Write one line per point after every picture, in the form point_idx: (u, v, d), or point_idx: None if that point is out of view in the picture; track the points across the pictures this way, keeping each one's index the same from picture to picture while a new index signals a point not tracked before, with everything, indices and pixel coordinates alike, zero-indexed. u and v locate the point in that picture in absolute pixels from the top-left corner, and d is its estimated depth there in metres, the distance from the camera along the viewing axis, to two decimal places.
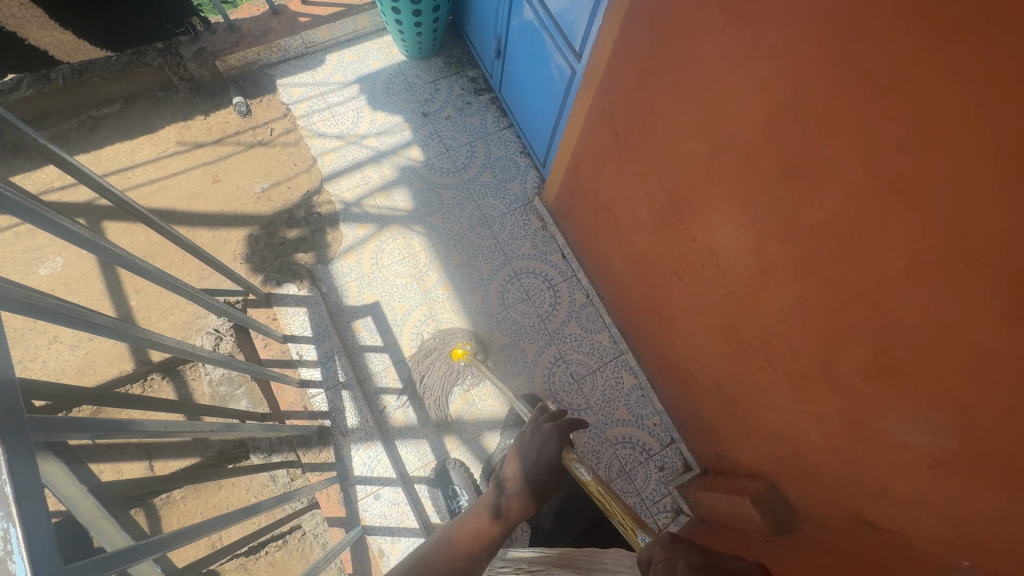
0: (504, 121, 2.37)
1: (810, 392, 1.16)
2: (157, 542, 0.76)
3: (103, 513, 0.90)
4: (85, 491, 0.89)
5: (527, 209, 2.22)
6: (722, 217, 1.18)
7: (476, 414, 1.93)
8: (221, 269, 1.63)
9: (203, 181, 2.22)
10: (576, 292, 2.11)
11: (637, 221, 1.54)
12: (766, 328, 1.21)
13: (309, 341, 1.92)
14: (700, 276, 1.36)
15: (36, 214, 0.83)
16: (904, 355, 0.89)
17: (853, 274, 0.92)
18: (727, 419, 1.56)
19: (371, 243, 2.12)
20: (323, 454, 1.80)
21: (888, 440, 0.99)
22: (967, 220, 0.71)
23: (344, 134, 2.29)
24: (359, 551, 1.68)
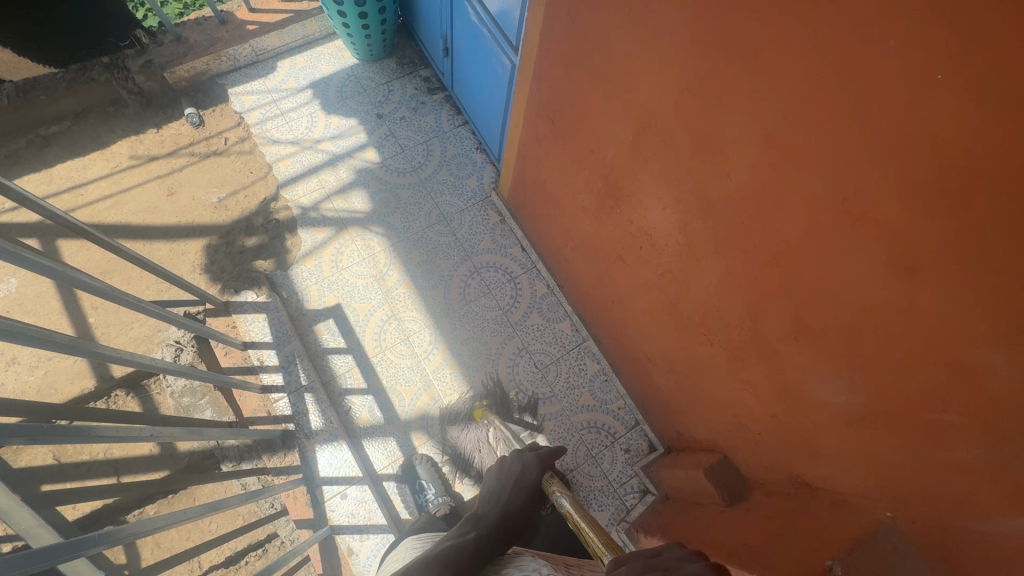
0: (459, 118, 2.39)
1: (744, 361, 1.20)
2: (82, 537, 0.81)
3: (41, 521, 0.90)
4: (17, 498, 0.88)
5: (485, 204, 2.24)
6: (651, 198, 1.22)
7: (443, 409, 1.94)
8: (173, 282, 1.66)
9: (158, 194, 2.21)
10: (536, 283, 2.14)
11: (581, 207, 1.57)
12: (700, 303, 1.24)
13: (270, 346, 1.94)
14: (640, 257, 1.39)
15: None
16: (816, 317, 0.93)
17: (763, 242, 0.96)
18: (681, 397, 1.59)
19: (330, 247, 2.12)
20: (288, 457, 1.81)
21: (815, 401, 1.03)
22: (851, 182, 0.74)
23: (299, 139, 2.29)
24: (327, 550, 1.69)
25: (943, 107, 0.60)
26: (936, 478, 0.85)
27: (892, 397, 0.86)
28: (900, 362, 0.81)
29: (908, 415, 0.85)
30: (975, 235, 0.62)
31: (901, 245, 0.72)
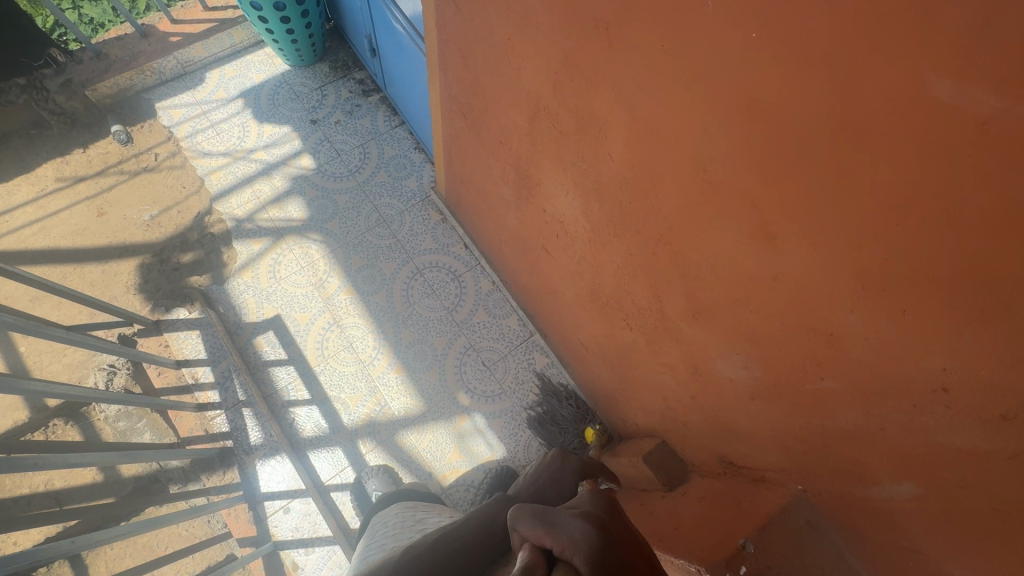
0: (395, 119, 2.36)
1: (659, 344, 1.18)
2: None
3: None
4: None
5: (425, 204, 2.21)
6: (556, 184, 1.20)
7: (389, 414, 1.91)
8: (99, 305, 1.66)
9: (88, 216, 2.15)
10: (481, 280, 2.11)
11: (504, 199, 1.55)
12: (615, 287, 1.22)
13: (204, 363, 1.89)
14: (559, 245, 1.38)
15: None
16: (704, 293, 0.92)
17: (650, 222, 0.95)
18: (618, 384, 1.58)
19: (267, 257, 2.08)
20: (228, 475, 1.77)
21: (720, 377, 1.03)
22: (705, 153, 0.73)
23: (231, 150, 2.24)
24: (272, 567, 1.66)
25: (765, 70, 0.59)
26: (830, 447, 0.84)
27: (781, 369, 0.84)
28: (778, 333, 0.80)
29: (795, 386, 0.84)
30: (812, 201, 0.62)
31: (757, 214, 0.70)
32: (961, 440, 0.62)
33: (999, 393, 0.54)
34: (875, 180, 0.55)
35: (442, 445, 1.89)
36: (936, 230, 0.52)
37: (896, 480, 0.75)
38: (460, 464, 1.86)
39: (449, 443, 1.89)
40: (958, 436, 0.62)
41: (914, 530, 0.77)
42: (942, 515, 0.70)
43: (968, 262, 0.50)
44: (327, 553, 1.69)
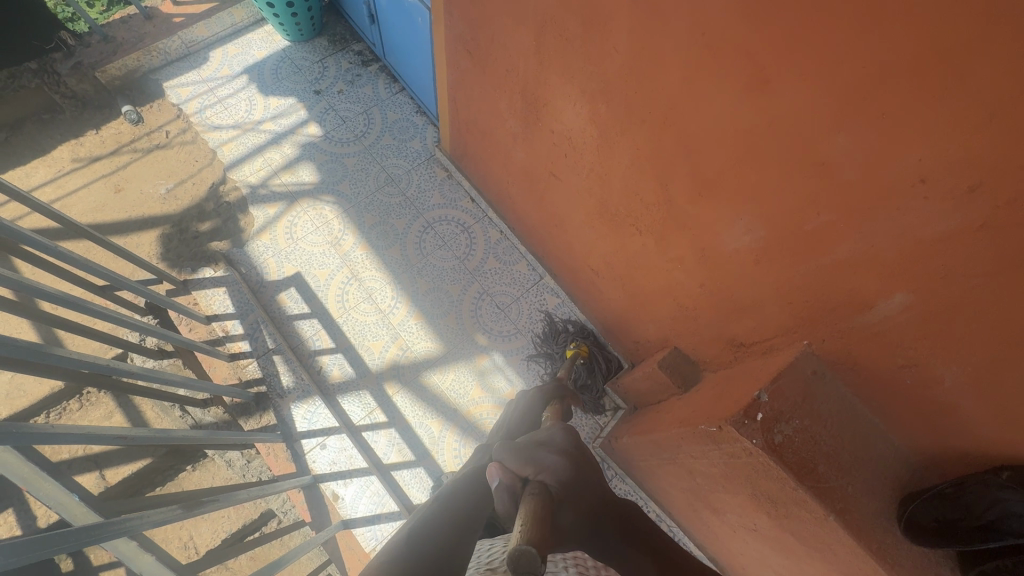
0: (396, 86, 2.45)
1: (668, 238, 1.28)
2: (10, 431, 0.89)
3: (43, 475, 0.98)
4: (42, 471, 0.99)
5: (430, 162, 2.30)
6: (563, 100, 1.30)
7: (412, 357, 2.00)
8: (139, 261, 1.73)
9: (106, 192, 2.22)
10: (489, 230, 2.20)
11: (511, 134, 1.65)
12: (623, 192, 1.33)
13: (233, 317, 1.97)
14: (568, 166, 1.48)
15: None
16: (708, 166, 1.02)
17: (655, 107, 1.05)
18: (629, 301, 1.68)
19: (283, 220, 2.16)
20: (265, 419, 1.86)
21: (727, 251, 1.13)
22: (703, 15, 0.84)
23: (240, 122, 2.33)
24: (313, 498, 1.77)
25: None
26: (829, 286, 0.95)
27: (782, 218, 0.95)
28: (778, 180, 0.90)
29: (796, 231, 0.94)
30: (799, 31, 0.73)
31: (753, 62, 0.81)
32: (940, 228, 0.72)
33: (967, 165, 0.64)
34: None
35: (466, 384, 1.98)
36: (904, 23, 0.62)
37: (888, 296, 0.86)
38: (483, 399, 1.96)
39: (472, 381, 1.98)
40: (937, 224, 0.72)
41: (906, 341, 0.88)
42: (931, 315, 0.81)
43: (934, 44, 0.60)
44: (364, 484, 1.79)
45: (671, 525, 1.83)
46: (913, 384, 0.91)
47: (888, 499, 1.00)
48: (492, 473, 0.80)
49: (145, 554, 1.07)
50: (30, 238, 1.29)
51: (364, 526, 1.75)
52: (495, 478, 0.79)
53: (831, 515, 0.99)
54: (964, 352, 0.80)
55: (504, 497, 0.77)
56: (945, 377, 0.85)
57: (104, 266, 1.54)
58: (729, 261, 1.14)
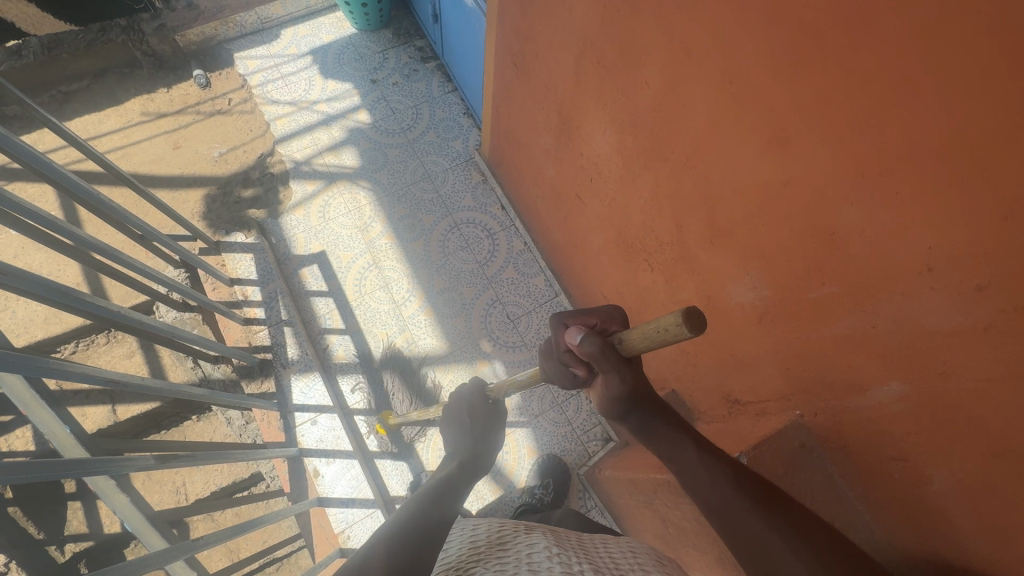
0: (449, 85, 2.49)
1: (677, 280, 1.26)
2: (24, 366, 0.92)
3: (39, 402, 1.06)
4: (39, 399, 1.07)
5: (468, 165, 2.33)
6: (595, 125, 1.30)
7: (415, 351, 2.03)
8: (175, 216, 1.81)
9: (165, 147, 2.37)
10: (514, 240, 2.20)
11: (544, 150, 1.66)
12: (640, 226, 1.31)
13: (254, 284, 2.05)
14: (592, 190, 1.47)
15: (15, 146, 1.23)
16: (723, 216, 0.99)
17: (677, 147, 1.04)
18: (635, 335, 1.65)
19: (319, 198, 2.24)
20: (265, 385, 1.92)
21: (732, 303, 1.10)
22: (735, 62, 0.82)
23: (297, 100, 2.43)
24: (295, 470, 1.81)
25: None
26: (826, 359, 0.91)
27: (787, 281, 0.91)
28: (786, 242, 0.87)
29: (799, 297, 0.90)
30: (827, 92, 0.70)
31: (775, 119, 0.79)
32: (945, 322, 0.67)
33: (975, 263, 0.60)
34: (880, 62, 0.62)
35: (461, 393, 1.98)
36: (929, 101, 0.58)
37: (884, 382, 0.81)
38: None
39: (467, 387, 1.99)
40: (941, 317, 0.67)
41: (898, 434, 0.82)
42: (926, 412, 0.76)
43: (951, 129, 0.57)
44: (346, 466, 1.83)
45: None
46: (901, 479, 0.86)
47: None
48: (574, 331, 0.80)
49: (120, 493, 1.15)
50: (72, 181, 1.41)
51: (338, 507, 1.78)
52: (579, 334, 0.79)
53: None
54: (955, 457, 0.74)
55: (594, 345, 0.77)
56: (933, 479, 0.79)
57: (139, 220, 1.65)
58: (732, 313, 1.11)
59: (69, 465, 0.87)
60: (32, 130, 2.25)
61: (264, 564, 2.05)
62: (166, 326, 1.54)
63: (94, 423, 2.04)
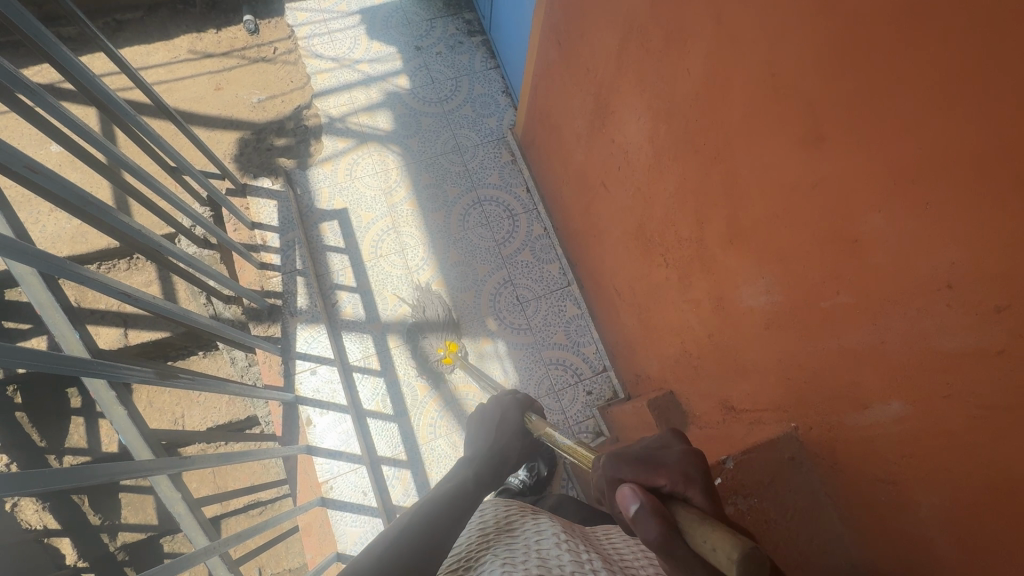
0: (492, 62, 2.48)
1: (690, 278, 1.24)
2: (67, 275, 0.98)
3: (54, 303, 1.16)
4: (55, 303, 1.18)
5: (500, 143, 2.32)
6: (630, 112, 1.29)
7: (422, 319, 2.04)
8: (207, 151, 1.83)
9: (206, 87, 2.41)
10: (534, 224, 2.20)
11: (576, 134, 1.65)
12: (661, 219, 1.29)
13: (274, 231, 2.08)
14: (618, 178, 1.46)
15: (68, 62, 1.25)
16: (746, 216, 0.98)
17: (710, 139, 1.02)
18: (640, 332, 1.64)
19: (349, 156, 2.26)
20: (271, 329, 1.96)
21: (741, 306, 1.08)
22: (779, 54, 0.81)
23: (340, 57, 2.44)
24: (289, 416, 1.85)
25: None
26: (829, 372, 0.89)
27: (802, 287, 0.89)
28: (807, 245, 0.85)
29: (811, 305, 0.88)
30: (867, 92, 0.68)
31: (811, 116, 0.78)
32: (956, 342, 0.65)
33: (994, 283, 0.59)
34: (924, 62, 0.60)
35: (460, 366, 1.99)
36: (970, 107, 0.56)
37: (884, 401, 0.79)
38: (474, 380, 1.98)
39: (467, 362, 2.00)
40: (954, 337, 0.65)
41: (892, 456, 0.80)
42: (924, 436, 0.74)
43: (987, 136, 0.55)
44: (339, 419, 1.86)
45: None
46: (887, 503, 0.84)
47: None
48: (629, 496, 0.69)
49: (118, 406, 1.20)
50: (119, 106, 1.42)
51: (325, 457, 1.81)
52: (636, 503, 0.68)
53: None
54: (946, 484, 0.73)
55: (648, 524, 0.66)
56: (922, 506, 0.78)
57: (176, 151, 1.66)
58: (740, 317, 1.09)
59: (80, 364, 0.89)
60: (83, 53, 2.31)
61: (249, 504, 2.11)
62: (189, 257, 1.57)
63: (105, 343, 2.10)
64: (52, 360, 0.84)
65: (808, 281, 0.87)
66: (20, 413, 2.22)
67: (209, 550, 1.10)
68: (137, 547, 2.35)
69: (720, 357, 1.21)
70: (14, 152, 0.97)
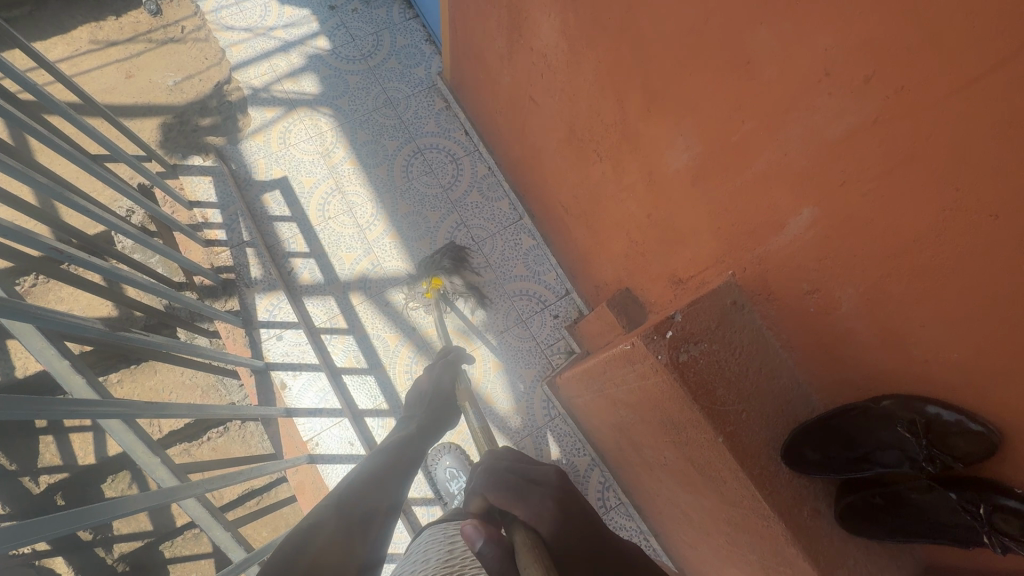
0: (410, 12, 2.45)
1: (623, 164, 1.29)
2: None
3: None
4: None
5: (431, 91, 2.31)
6: (541, 12, 1.32)
7: (381, 272, 2.05)
8: (131, 136, 1.77)
9: (116, 76, 2.30)
10: (478, 164, 2.21)
11: (498, 56, 1.66)
12: (588, 114, 1.34)
13: (214, 207, 2.05)
14: (544, 88, 1.49)
15: None
16: (659, 78, 1.03)
17: (616, 13, 1.07)
18: (590, 240, 1.70)
19: (279, 125, 2.21)
20: (230, 303, 1.95)
21: (670, 172, 1.13)
22: None
23: (253, 26, 2.36)
24: (263, 384, 1.85)
25: None
26: (751, 204, 0.95)
27: (714, 130, 0.95)
28: (714, 85, 0.90)
29: (724, 144, 0.94)
30: None
31: None
32: (843, 126, 0.71)
33: (862, 53, 0.65)
34: None
35: (427, 310, 2.01)
36: None
37: (797, 212, 0.85)
38: (442, 323, 2.00)
39: (434, 306, 2.02)
40: (841, 122, 0.71)
41: (811, 264, 0.87)
42: (832, 231, 0.80)
43: None
44: (313, 378, 1.88)
45: (603, 470, 1.85)
46: (816, 312, 0.91)
47: (777, 428, 1.02)
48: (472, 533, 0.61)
49: (76, 375, 1.19)
50: (32, 86, 1.41)
51: (306, 416, 1.84)
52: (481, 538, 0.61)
53: (720, 437, 0.99)
54: (857, 273, 0.80)
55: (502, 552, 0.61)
56: (842, 303, 0.85)
57: (108, 139, 1.60)
58: (670, 184, 1.15)
59: (4, 305, 0.91)
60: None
61: (244, 493, 1.95)
62: (137, 235, 1.56)
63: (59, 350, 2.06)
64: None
65: (720, 123, 0.93)
66: None
67: (194, 483, 1.14)
68: (137, 556, 2.24)
69: (661, 236, 1.28)
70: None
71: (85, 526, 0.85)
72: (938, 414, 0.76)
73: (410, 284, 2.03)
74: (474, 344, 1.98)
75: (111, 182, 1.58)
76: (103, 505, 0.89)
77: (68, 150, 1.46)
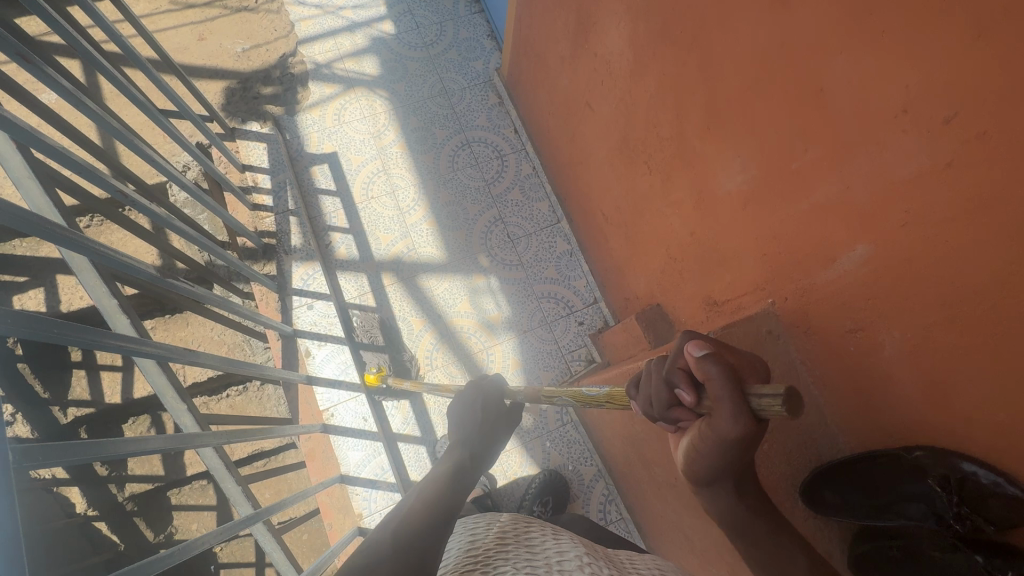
0: (476, 6, 2.48)
1: (673, 179, 1.29)
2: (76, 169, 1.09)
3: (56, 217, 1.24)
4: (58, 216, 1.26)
5: (486, 86, 2.33)
6: (611, 18, 1.32)
7: (415, 256, 2.08)
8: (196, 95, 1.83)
9: (189, 38, 2.39)
10: (523, 163, 2.22)
11: (560, 57, 1.68)
12: (644, 125, 1.34)
13: (265, 172, 2.11)
14: (602, 94, 1.50)
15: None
16: (724, 97, 1.02)
17: (688, 27, 1.07)
18: (627, 252, 1.69)
19: (336, 101, 2.27)
20: (268, 267, 2.00)
21: (721, 193, 1.13)
22: None
23: (324, 4, 2.43)
24: (288, 350, 1.90)
25: None
26: (801, 235, 0.94)
27: (774, 156, 0.94)
28: (781, 109, 0.89)
29: (783, 171, 0.94)
30: None
31: None
32: (911, 166, 0.70)
33: (943, 92, 0.63)
34: None
35: (455, 301, 2.04)
36: None
37: (850, 248, 0.84)
38: (468, 315, 2.02)
39: (461, 297, 2.04)
40: (910, 162, 0.70)
41: (858, 302, 0.85)
42: (884, 271, 0.79)
43: None
44: (336, 350, 1.90)
45: (608, 483, 1.85)
46: (854, 352, 0.89)
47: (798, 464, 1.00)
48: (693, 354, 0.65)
49: (122, 315, 1.25)
50: (115, 35, 1.47)
51: (325, 386, 1.87)
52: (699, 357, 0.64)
53: None
54: (904, 317, 0.78)
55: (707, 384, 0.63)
56: (886, 345, 0.83)
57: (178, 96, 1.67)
58: (719, 205, 1.14)
59: (69, 238, 0.96)
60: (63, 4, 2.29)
61: (253, 453, 2.01)
62: (192, 189, 1.61)
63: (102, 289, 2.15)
64: (35, 226, 0.89)
65: (781, 150, 0.92)
66: (22, 363, 2.24)
67: (213, 433, 1.16)
68: (147, 499, 2.31)
69: (701, 256, 1.27)
70: (10, 41, 1.03)
71: (109, 459, 0.87)
72: (974, 473, 0.70)
73: (440, 271, 2.06)
74: (496, 340, 1.99)
75: (173, 136, 1.63)
76: (126, 441, 0.91)
77: (141, 100, 1.52)
